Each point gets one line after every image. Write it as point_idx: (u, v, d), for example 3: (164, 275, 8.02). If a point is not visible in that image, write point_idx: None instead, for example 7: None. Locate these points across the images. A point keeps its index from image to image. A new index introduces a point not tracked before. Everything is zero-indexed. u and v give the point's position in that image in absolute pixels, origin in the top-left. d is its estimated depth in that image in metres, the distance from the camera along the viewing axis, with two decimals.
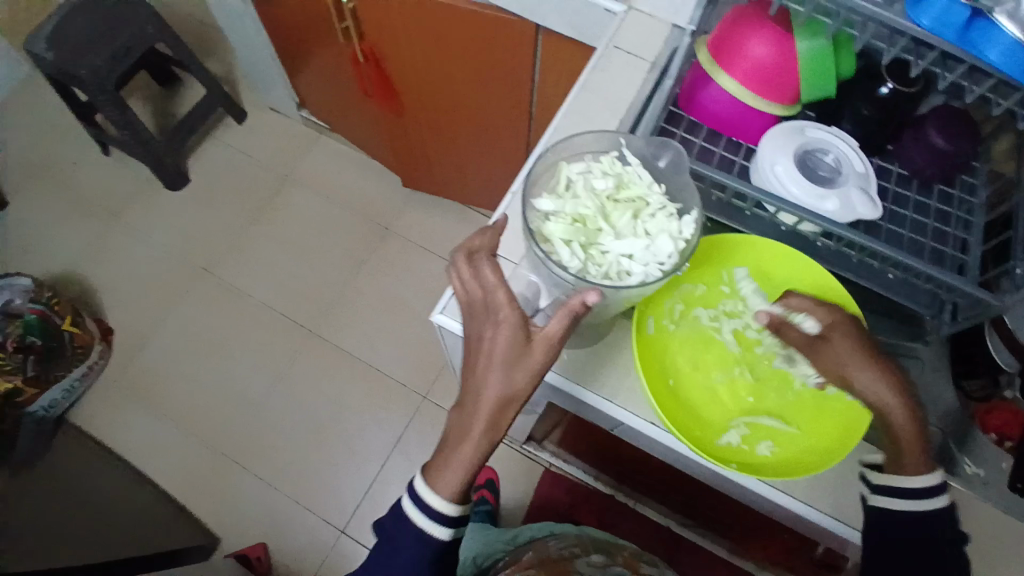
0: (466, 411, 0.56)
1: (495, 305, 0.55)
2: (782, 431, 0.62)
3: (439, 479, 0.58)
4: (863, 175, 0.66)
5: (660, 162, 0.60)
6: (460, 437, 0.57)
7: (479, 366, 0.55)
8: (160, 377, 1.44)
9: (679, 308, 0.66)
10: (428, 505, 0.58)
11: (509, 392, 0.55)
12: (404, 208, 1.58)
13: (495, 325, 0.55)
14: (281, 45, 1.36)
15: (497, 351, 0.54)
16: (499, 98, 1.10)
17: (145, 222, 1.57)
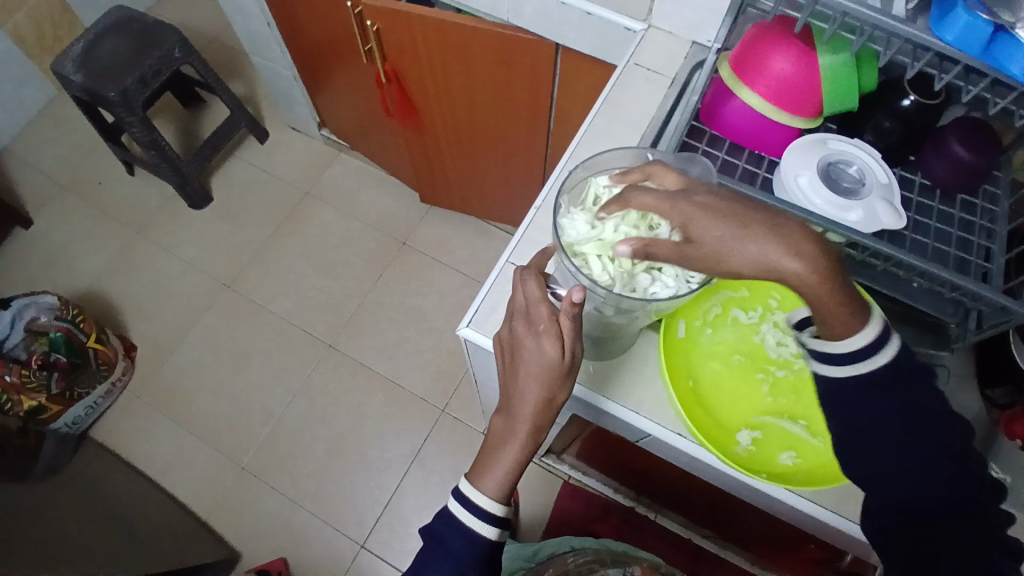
0: (511, 417, 0.54)
1: (535, 313, 0.51)
2: (806, 443, 0.61)
3: (486, 478, 0.55)
4: (887, 186, 0.64)
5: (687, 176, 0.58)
6: (503, 440, 0.55)
7: (519, 371, 0.53)
8: (180, 392, 1.45)
9: (715, 312, 0.66)
10: (475, 521, 0.54)
11: (552, 395, 0.52)
12: (422, 222, 1.59)
13: (535, 335, 0.52)
14: (303, 67, 1.39)
15: (539, 361, 0.51)
16: (517, 115, 1.10)
17: (170, 239, 1.60)
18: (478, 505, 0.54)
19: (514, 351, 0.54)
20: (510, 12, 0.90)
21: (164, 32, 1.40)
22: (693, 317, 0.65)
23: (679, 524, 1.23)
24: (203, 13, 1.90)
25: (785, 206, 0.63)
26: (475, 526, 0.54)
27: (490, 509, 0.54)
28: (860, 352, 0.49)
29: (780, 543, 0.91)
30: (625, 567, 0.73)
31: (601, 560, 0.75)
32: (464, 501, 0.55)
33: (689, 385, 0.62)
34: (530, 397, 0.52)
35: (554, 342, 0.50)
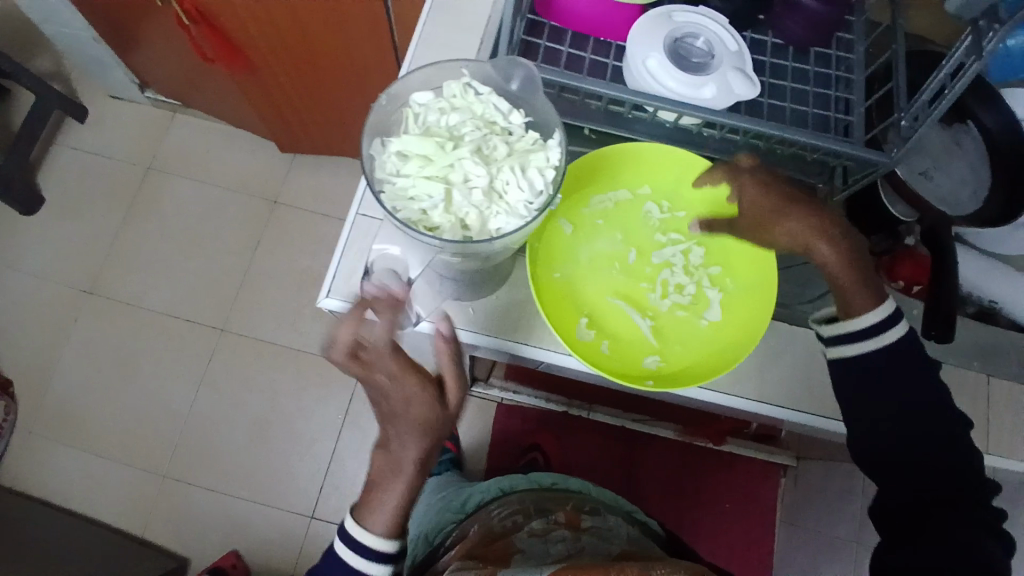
0: (394, 451, 0.53)
1: (412, 356, 0.51)
2: (666, 347, 0.59)
3: (375, 515, 0.53)
4: (738, 54, 0.60)
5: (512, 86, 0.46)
6: (389, 478, 0.53)
7: (400, 404, 0.51)
8: (71, 416, 1.32)
9: (606, 206, 0.63)
10: (366, 565, 0.53)
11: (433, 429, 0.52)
12: (290, 175, 1.45)
13: (414, 365, 0.51)
14: (100, 23, 1.17)
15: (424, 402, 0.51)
16: (353, 37, 0.98)
17: (8, 253, 1.40)
18: (368, 545, 0.53)
19: (387, 384, 0.53)
20: None
21: None
22: (585, 206, 0.62)
23: (613, 415, 1.26)
24: None
25: (638, 95, 0.57)
26: (365, 568, 0.53)
27: (380, 549, 0.54)
28: (882, 326, 0.55)
29: (698, 419, 0.94)
30: (548, 515, 0.73)
31: (525, 511, 0.75)
32: (353, 543, 0.54)
33: (554, 278, 0.60)
34: (407, 432, 0.52)
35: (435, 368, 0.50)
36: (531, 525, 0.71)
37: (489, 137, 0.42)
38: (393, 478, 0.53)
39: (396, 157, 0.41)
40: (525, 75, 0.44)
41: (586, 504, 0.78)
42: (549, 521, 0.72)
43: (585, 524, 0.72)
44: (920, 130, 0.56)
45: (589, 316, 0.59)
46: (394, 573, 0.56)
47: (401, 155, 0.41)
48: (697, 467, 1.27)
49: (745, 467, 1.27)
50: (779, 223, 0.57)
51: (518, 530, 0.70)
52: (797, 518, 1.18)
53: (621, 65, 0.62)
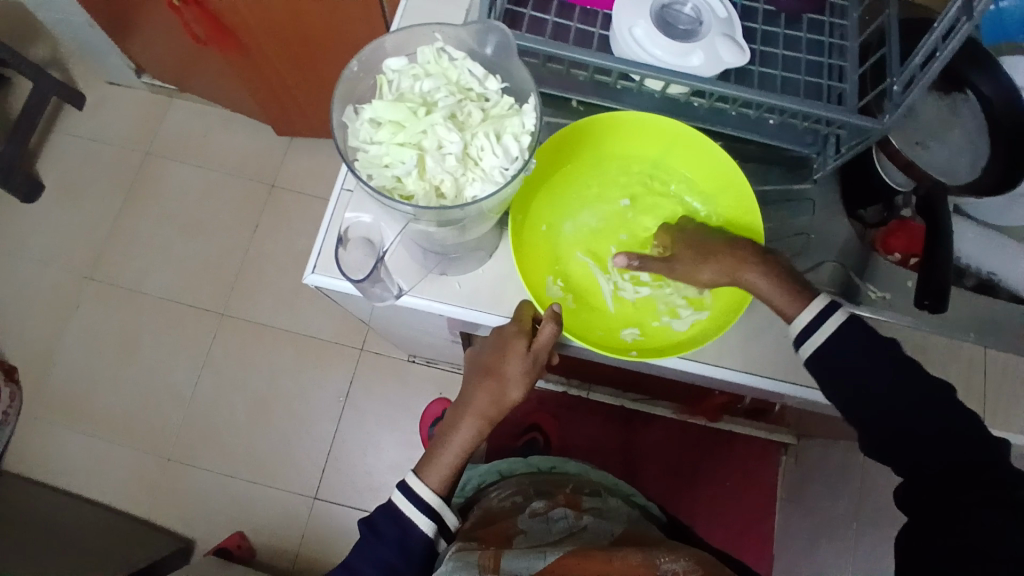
0: (469, 413, 0.58)
1: (507, 334, 0.57)
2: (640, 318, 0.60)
3: (432, 466, 0.58)
4: (726, 21, 0.59)
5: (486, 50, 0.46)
6: (451, 436, 0.59)
7: (489, 379, 0.58)
8: (75, 400, 1.33)
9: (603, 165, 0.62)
10: (416, 514, 0.57)
11: (510, 399, 0.58)
12: (287, 158, 1.44)
13: (503, 346, 0.57)
14: (93, 8, 1.17)
15: (510, 376, 0.57)
16: (344, 12, 0.97)
17: (11, 241, 1.41)
18: (418, 496, 0.57)
19: (485, 349, 0.59)
20: None
21: None
22: (582, 163, 0.62)
23: (612, 396, 1.27)
24: None
25: (623, 63, 0.56)
26: (416, 521, 0.57)
27: (430, 502, 0.57)
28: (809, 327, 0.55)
29: (692, 396, 0.94)
30: (547, 496, 0.74)
31: (525, 493, 0.75)
32: (409, 494, 0.57)
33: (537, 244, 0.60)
34: (484, 394, 0.58)
35: (520, 350, 0.56)
36: (532, 506, 0.71)
37: (464, 103, 0.42)
38: (464, 430, 0.58)
39: (369, 125, 0.41)
40: (500, 39, 0.44)
41: (585, 486, 0.78)
42: (551, 501, 0.72)
43: (584, 505, 0.73)
44: (912, 95, 0.55)
45: (562, 278, 0.60)
46: (437, 533, 0.58)
47: (376, 122, 0.41)
48: (698, 448, 1.27)
49: (745, 446, 1.26)
50: (709, 269, 0.57)
51: (520, 511, 0.70)
52: (799, 496, 1.17)
53: (607, 34, 0.61)
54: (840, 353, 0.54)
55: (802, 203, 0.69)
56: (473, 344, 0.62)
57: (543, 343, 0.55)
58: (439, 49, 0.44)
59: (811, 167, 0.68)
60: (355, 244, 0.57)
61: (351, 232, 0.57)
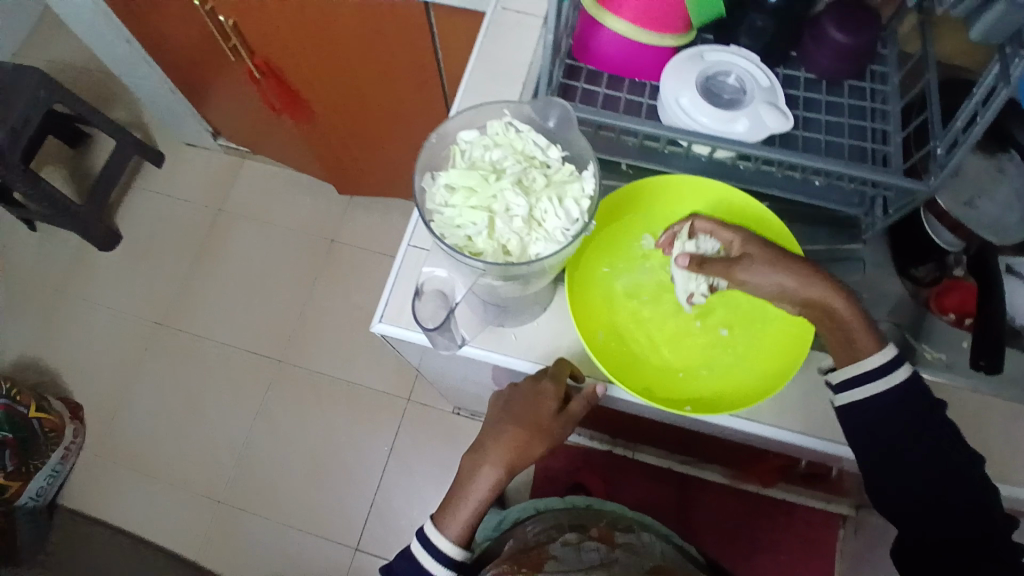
0: (491, 463, 0.60)
1: (539, 391, 0.59)
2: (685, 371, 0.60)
3: (453, 514, 0.61)
4: (770, 89, 0.63)
5: (549, 122, 0.51)
6: (472, 485, 0.61)
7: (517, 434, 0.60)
8: (138, 441, 1.40)
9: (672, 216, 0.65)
10: (434, 562, 0.60)
11: (535, 452, 0.61)
12: (346, 216, 1.53)
13: (538, 401, 0.59)
14: (180, 79, 1.30)
15: (537, 434, 0.60)
16: (406, 80, 1.05)
17: (91, 288, 1.52)
18: (439, 549, 0.60)
19: (514, 399, 0.61)
20: None
21: (23, 73, 1.28)
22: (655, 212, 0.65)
23: (659, 457, 1.25)
24: (64, 44, 1.76)
25: (673, 130, 0.60)
26: (434, 567, 0.60)
27: (451, 555, 0.60)
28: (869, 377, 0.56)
29: (745, 459, 0.92)
30: (581, 530, 0.74)
31: (559, 527, 0.75)
32: (426, 544, 0.60)
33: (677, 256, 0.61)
34: (510, 447, 0.60)
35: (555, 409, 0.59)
36: (565, 537, 0.71)
37: (529, 168, 0.46)
38: (485, 480, 0.60)
39: (445, 191, 0.45)
40: (562, 114, 0.49)
41: (620, 522, 0.79)
42: (583, 534, 0.72)
43: (618, 540, 0.72)
44: (957, 156, 0.56)
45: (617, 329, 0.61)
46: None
47: (449, 186, 0.45)
48: (748, 514, 1.23)
49: (799, 512, 1.22)
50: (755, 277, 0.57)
51: (552, 541, 0.70)
52: (856, 566, 1.12)
53: (655, 103, 0.66)
54: (868, 392, 0.56)
55: (851, 261, 0.70)
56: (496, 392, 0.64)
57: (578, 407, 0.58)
58: (506, 122, 0.49)
59: (859, 227, 0.70)
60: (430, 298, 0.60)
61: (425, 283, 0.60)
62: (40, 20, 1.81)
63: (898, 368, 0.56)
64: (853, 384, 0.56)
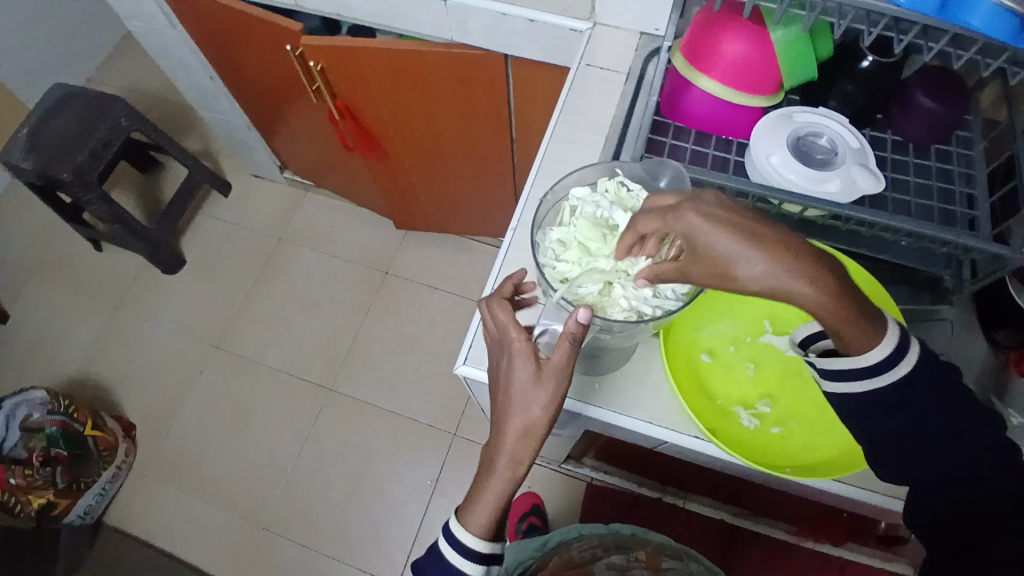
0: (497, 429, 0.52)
1: (505, 340, 0.53)
2: (718, 413, 0.60)
3: (477, 510, 0.53)
4: (860, 151, 0.64)
5: (661, 181, 0.54)
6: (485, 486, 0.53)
7: (505, 394, 0.52)
8: (187, 460, 1.42)
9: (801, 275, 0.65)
10: (461, 560, 0.53)
11: (532, 423, 0.51)
12: (401, 249, 1.58)
13: (509, 355, 0.52)
14: (255, 113, 1.36)
15: (514, 394, 0.51)
16: (477, 123, 1.09)
17: (152, 308, 1.57)
18: (464, 544, 0.53)
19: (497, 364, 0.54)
20: (454, 30, 0.91)
21: (110, 102, 1.36)
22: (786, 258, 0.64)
23: (710, 507, 1.20)
24: (144, 77, 1.87)
25: (765, 188, 0.61)
26: (460, 565, 0.53)
27: (478, 549, 0.53)
28: (880, 366, 0.47)
29: (811, 519, 0.90)
30: (629, 553, 0.89)
31: (605, 546, 0.91)
32: (450, 537, 0.54)
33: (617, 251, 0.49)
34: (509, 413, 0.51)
35: (525, 361, 0.51)
36: (610, 559, 0.87)
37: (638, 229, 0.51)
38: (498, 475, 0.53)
39: (558, 247, 0.51)
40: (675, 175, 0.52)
41: (667, 548, 0.90)
42: (629, 558, 0.88)
43: (664, 565, 0.87)
44: None
45: (704, 345, 0.63)
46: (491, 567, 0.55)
47: (565, 244, 0.51)
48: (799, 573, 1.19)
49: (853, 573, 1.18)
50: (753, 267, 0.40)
51: (598, 562, 0.87)
52: None
53: (743, 160, 0.67)
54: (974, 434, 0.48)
55: (935, 323, 0.71)
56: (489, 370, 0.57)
57: (563, 359, 0.49)
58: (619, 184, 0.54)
59: (946, 288, 0.71)
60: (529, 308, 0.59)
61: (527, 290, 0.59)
62: (126, 54, 1.92)
63: (899, 360, 0.47)
64: (842, 378, 0.48)
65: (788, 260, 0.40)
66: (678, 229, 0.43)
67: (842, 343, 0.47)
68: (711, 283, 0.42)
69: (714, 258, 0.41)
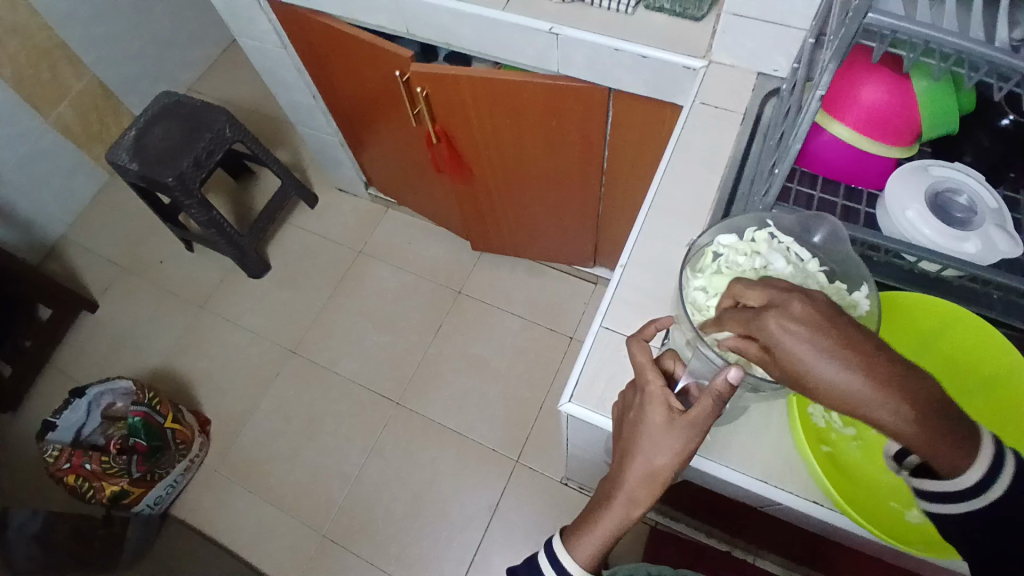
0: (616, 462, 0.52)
1: (640, 381, 0.52)
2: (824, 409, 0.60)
3: (581, 540, 0.53)
4: (998, 212, 0.60)
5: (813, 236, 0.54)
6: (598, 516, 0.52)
7: (636, 434, 0.50)
8: (255, 461, 1.45)
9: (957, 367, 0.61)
10: None
11: (655, 470, 0.49)
12: (475, 270, 1.59)
13: (642, 397, 0.51)
14: (348, 130, 1.41)
15: (643, 437, 0.49)
16: (569, 153, 1.09)
17: (233, 310, 1.63)
18: (561, 565, 0.53)
19: (629, 405, 0.53)
20: (559, 63, 0.93)
21: (214, 113, 1.43)
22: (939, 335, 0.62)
23: (781, 565, 1.14)
24: (245, 90, 1.97)
25: (898, 244, 0.59)
26: None
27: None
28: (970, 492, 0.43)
29: None
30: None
31: None
32: (551, 556, 0.54)
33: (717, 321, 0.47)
34: (631, 453, 0.50)
35: (660, 412, 0.49)
36: None
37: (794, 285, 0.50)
38: (611, 513, 0.51)
39: (700, 292, 0.52)
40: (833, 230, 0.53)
41: None
42: None
43: None
44: None
45: None
46: None
47: (710, 290, 0.51)
48: None
49: None
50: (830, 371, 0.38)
51: None
52: None
53: (874, 212, 0.65)
54: None
55: None
56: (621, 404, 0.56)
57: (698, 414, 0.47)
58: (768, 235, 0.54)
59: None
60: (674, 366, 0.55)
61: (675, 351, 0.55)
62: (228, 68, 2.04)
63: (993, 485, 0.42)
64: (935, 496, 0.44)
65: (872, 373, 0.37)
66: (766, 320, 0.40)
67: (927, 461, 0.43)
68: (788, 381, 0.40)
69: (794, 361, 0.38)
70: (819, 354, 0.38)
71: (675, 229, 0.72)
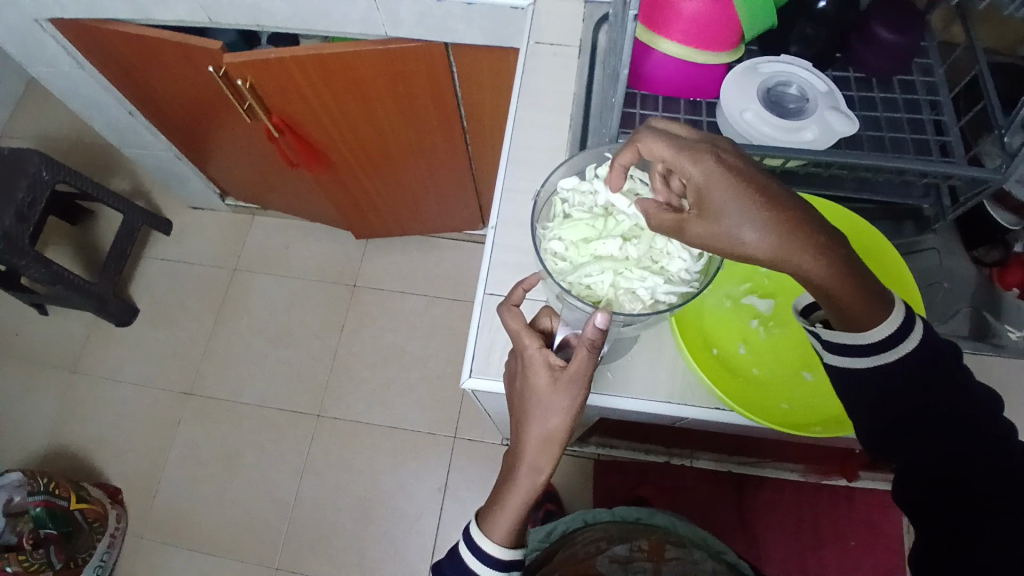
0: (515, 433, 0.51)
1: (520, 348, 0.51)
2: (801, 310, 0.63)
3: (497, 520, 0.51)
4: (828, 94, 0.63)
5: None
6: (517, 491, 0.51)
7: (528, 401, 0.50)
8: (182, 515, 1.35)
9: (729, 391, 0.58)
10: (485, 569, 0.52)
11: (551, 431, 0.49)
12: (364, 260, 1.52)
13: (524, 360, 0.51)
14: (183, 142, 1.28)
15: (534, 402, 0.49)
16: (426, 117, 1.04)
17: (112, 364, 1.48)
18: (485, 551, 0.52)
19: (516, 372, 0.53)
20: (386, 25, 0.86)
21: (23, 155, 1.24)
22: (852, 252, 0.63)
23: (716, 461, 1.21)
24: (55, 121, 1.74)
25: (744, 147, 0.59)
26: (476, 569, 0.52)
27: (498, 555, 0.52)
28: (883, 344, 0.47)
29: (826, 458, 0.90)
30: (632, 543, 0.88)
31: (608, 539, 0.90)
32: (471, 547, 0.52)
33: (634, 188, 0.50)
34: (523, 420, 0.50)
35: (543, 373, 0.49)
36: (614, 551, 0.87)
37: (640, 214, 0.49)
38: (523, 485, 0.51)
39: (557, 241, 0.49)
40: None
41: (671, 536, 0.90)
42: (634, 547, 0.87)
43: (668, 554, 0.86)
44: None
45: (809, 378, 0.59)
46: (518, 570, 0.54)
47: (564, 237, 0.49)
48: (812, 509, 1.22)
49: (864, 500, 1.21)
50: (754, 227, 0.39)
51: (601, 556, 0.86)
52: None
53: (715, 120, 0.66)
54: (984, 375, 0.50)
55: (920, 254, 0.71)
56: (509, 372, 0.56)
57: (580, 366, 0.47)
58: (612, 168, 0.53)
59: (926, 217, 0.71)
60: (550, 324, 0.55)
61: (548, 308, 0.55)
62: (32, 99, 1.78)
63: (906, 340, 0.47)
64: (847, 351, 0.48)
65: (785, 225, 0.39)
66: (691, 176, 0.41)
67: (847, 319, 0.47)
68: (711, 246, 0.41)
69: (717, 226, 0.40)
70: (743, 211, 0.39)
71: (536, 181, 0.70)
